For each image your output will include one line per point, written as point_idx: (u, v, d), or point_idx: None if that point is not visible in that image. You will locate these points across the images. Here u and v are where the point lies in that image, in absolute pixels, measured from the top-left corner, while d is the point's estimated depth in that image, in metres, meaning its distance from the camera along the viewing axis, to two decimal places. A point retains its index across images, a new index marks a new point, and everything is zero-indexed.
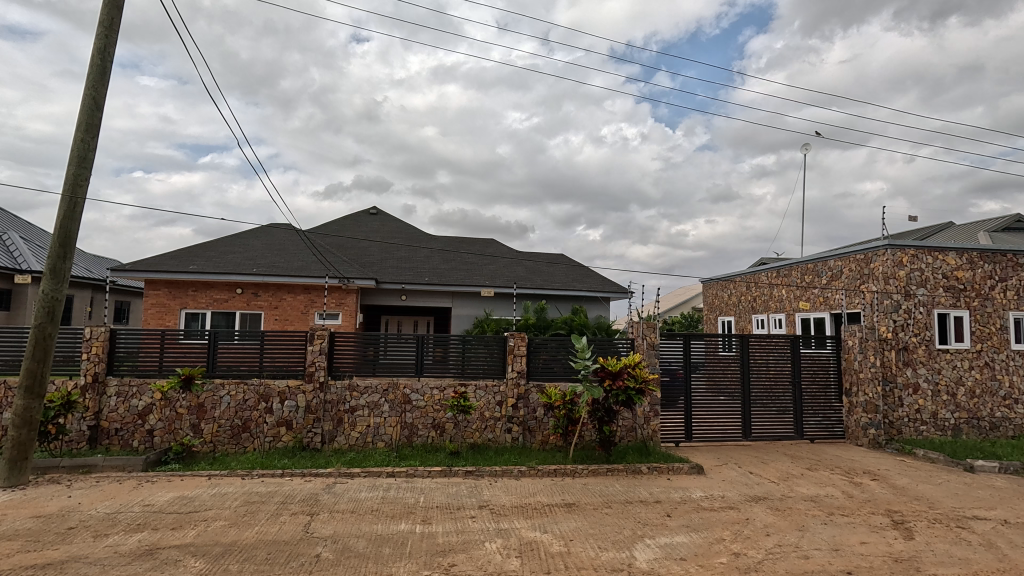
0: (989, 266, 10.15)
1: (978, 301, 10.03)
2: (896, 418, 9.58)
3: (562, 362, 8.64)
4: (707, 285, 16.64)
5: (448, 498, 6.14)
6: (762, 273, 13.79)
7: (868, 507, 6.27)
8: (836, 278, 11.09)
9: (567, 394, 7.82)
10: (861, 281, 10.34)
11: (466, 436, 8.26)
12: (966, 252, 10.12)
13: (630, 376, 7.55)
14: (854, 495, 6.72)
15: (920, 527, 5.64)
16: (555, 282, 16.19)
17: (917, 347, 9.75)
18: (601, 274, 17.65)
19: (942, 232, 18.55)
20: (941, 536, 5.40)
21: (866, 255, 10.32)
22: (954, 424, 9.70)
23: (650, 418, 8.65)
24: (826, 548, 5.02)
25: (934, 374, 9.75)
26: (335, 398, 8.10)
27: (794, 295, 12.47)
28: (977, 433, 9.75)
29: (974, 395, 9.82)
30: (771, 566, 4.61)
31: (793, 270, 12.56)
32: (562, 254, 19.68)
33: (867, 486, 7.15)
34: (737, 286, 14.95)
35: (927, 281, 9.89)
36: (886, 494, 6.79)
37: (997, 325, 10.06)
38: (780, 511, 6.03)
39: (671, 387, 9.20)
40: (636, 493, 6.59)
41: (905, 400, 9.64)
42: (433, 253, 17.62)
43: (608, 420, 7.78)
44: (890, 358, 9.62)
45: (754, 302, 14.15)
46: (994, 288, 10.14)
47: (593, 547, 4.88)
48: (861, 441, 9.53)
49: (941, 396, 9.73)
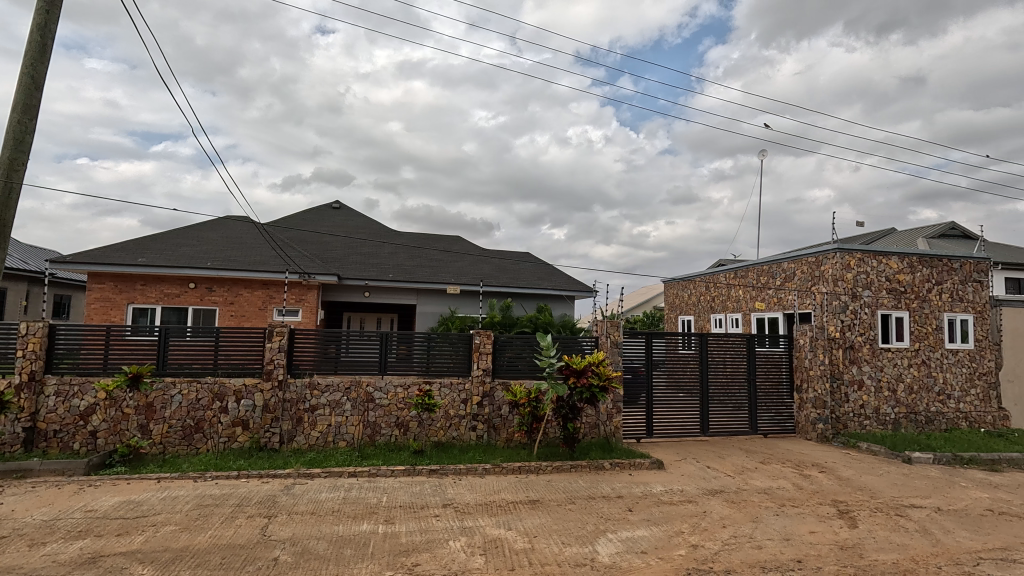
0: (927, 269, 10.81)
1: (917, 302, 10.66)
2: (843, 413, 10.07)
3: (528, 360, 8.70)
4: (669, 285, 17.06)
5: (411, 497, 6.07)
6: (720, 274, 14.22)
7: (816, 497, 6.58)
8: (789, 279, 11.56)
9: (532, 391, 7.86)
10: (812, 282, 10.84)
11: (430, 434, 8.17)
12: (907, 256, 10.74)
13: (593, 374, 7.67)
14: (803, 486, 7.04)
15: (863, 516, 5.96)
16: (520, 280, 16.22)
17: (862, 346, 10.29)
18: (565, 273, 17.82)
19: (886, 238, 19.68)
20: (882, 524, 5.73)
21: (817, 257, 10.81)
22: (894, 418, 10.29)
23: (613, 415, 8.80)
24: (778, 538, 5.24)
25: (877, 371, 10.32)
26: (294, 396, 7.86)
27: (749, 296, 12.93)
28: (914, 426, 10.38)
29: (912, 391, 10.45)
30: (726, 557, 4.77)
31: (749, 271, 12.99)
32: (528, 252, 19.78)
33: (816, 478, 7.49)
34: (697, 286, 15.39)
35: (872, 284, 10.45)
36: (832, 485, 7.15)
37: (933, 325, 10.72)
38: (735, 503, 6.26)
39: (633, 384, 9.38)
40: (598, 488, 6.69)
41: (851, 396, 10.16)
42: (399, 249, 17.38)
43: (572, 417, 7.86)
44: (838, 355, 10.13)
45: (712, 302, 14.61)
46: (931, 290, 10.80)
47: (557, 542, 4.93)
48: (810, 435, 10.02)
49: (883, 392, 10.30)
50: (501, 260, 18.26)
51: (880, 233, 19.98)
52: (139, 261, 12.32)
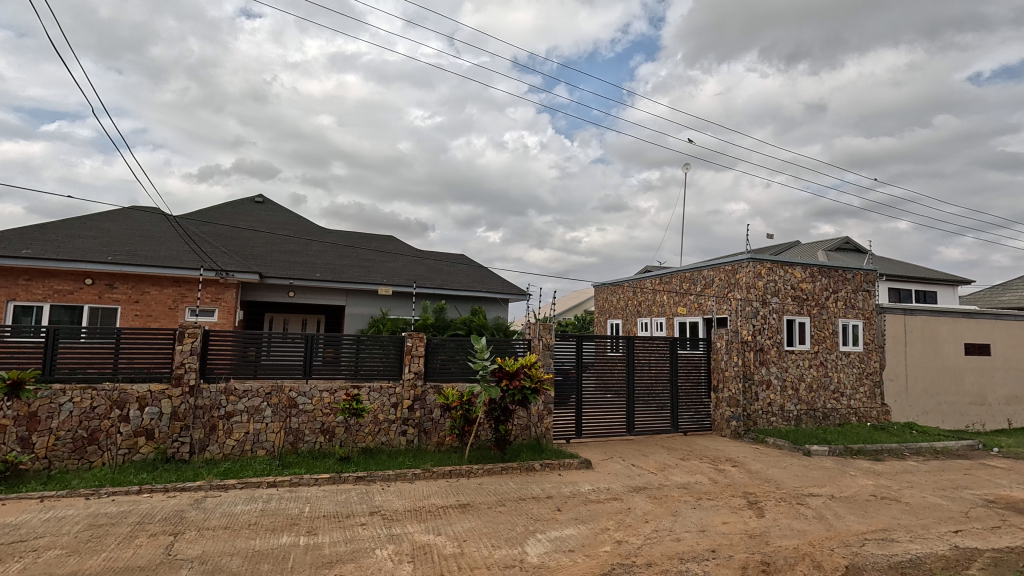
0: (826, 279, 11.94)
1: (817, 309, 11.74)
2: (753, 410, 10.86)
3: (460, 362, 8.64)
4: (599, 290, 17.65)
5: (336, 506, 5.83)
6: (646, 280, 14.89)
7: (728, 490, 7.05)
8: (708, 286, 12.33)
9: (464, 394, 7.82)
10: (729, 289, 11.63)
11: (357, 440, 7.88)
12: (809, 267, 11.80)
13: (525, 376, 7.76)
14: (717, 480, 7.52)
15: (769, 505, 6.46)
16: (455, 282, 16.11)
17: (771, 348, 11.17)
18: (499, 276, 17.92)
19: (792, 249, 21.54)
20: (785, 512, 6.24)
21: (733, 266, 11.61)
22: (796, 414, 11.25)
23: (543, 417, 8.94)
24: (695, 530, 5.55)
25: (783, 372, 11.24)
26: (207, 403, 7.31)
27: (673, 301, 13.64)
28: (813, 422, 11.39)
29: (812, 389, 11.48)
30: (649, 550, 4.99)
31: (672, 278, 13.69)
32: (463, 255, 19.70)
33: (729, 472, 8.03)
34: (625, 291, 16.02)
35: (780, 291, 11.38)
36: (743, 478, 7.69)
37: (830, 330, 11.84)
38: (657, 499, 6.56)
39: (564, 386, 9.59)
40: (528, 489, 6.76)
41: (761, 395, 10.98)
42: (327, 248, 16.69)
43: (503, 420, 7.90)
44: (750, 357, 10.93)
45: (639, 306, 15.27)
46: (829, 298, 11.92)
47: (486, 545, 4.92)
48: (725, 432, 10.73)
49: (788, 391, 11.23)
50: (435, 261, 18.03)
51: (787, 245, 21.83)
52: (23, 252, 10.95)
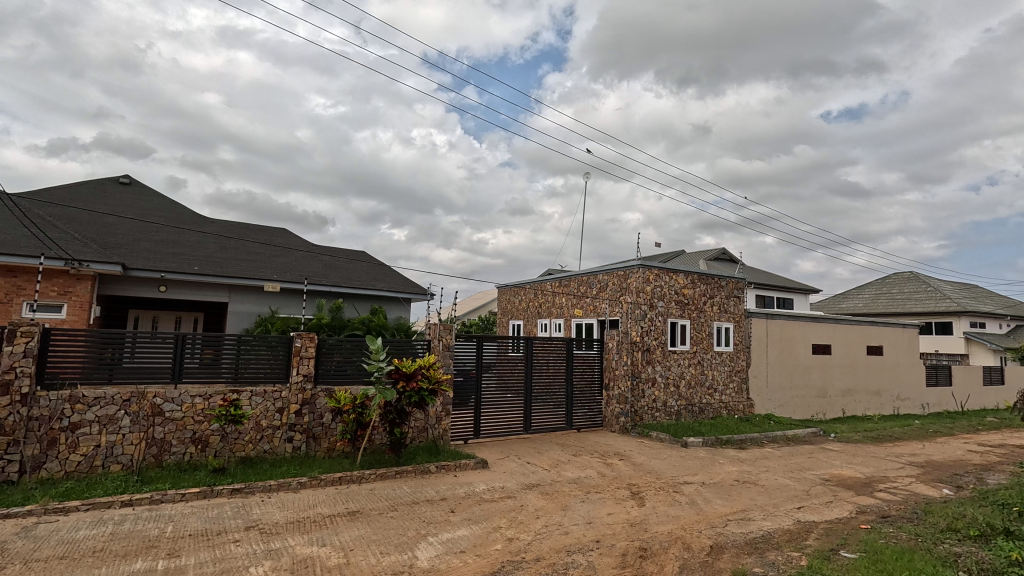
0: (704, 286, 13.14)
1: (696, 312, 12.89)
2: (640, 406, 11.65)
3: (355, 364, 8.28)
4: (502, 291, 17.91)
5: (205, 523, 5.28)
6: (547, 283, 15.37)
7: (614, 482, 7.49)
8: (603, 289, 13.01)
9: (357, 397, 7.49)
10: (621, 293, 12.37)
11: (235, 450, 7.22)
12: (690, 274, 12.92)
13: (423, 377, 7.63)
14: (605, 473, 7.95)
15: (649, 495, 6.95)
16: (354, 280, 15.43)
17: (656, 349, 12.06)
18: (402, 275, 17.47)
19: (677, 258, 23.48)
20: (662, 500, 6.75)
21: (625, 271, 12.38)
22: (677, 409, 12.25)
23: (441, 418, 8.85)
24: (582, 522, 5.81)
25: (666, 370, 12.19)
26: (46, 413, 6.28)
27: (570, 303, 14.20)
28: (691, 416, 12.47)
29: (690, 386, 12.57)
30: (538, 545, 5.13)
31: (570, 281, 14.25)
32: (363, 252, 18.95)
33: (616, 465, 8.53)
34: (527, 293, 16.39)
35: (665, 296, 12.33)
36: (628, 470, 8.20)
37: (707, 332, 13.05)
38: (548, 495, 6.77)
39: (463, 387, 9.57)
40: (423, 492, 6.65)
41: (646, 392, 11.81)
42: (208, 239, 15.17)
43: (399, 422, 7.69)
44: (638, 357, 11.72)
45: (539, 308, 15.71)
46: (706, 303, 13.14)
47: (374, 553, 4.75)
48: (614, 428, 11.39)
49: (670, 388, 12.20)
50: (333, 257, 17.14)
51: (674, 254, 23.75)
52: None
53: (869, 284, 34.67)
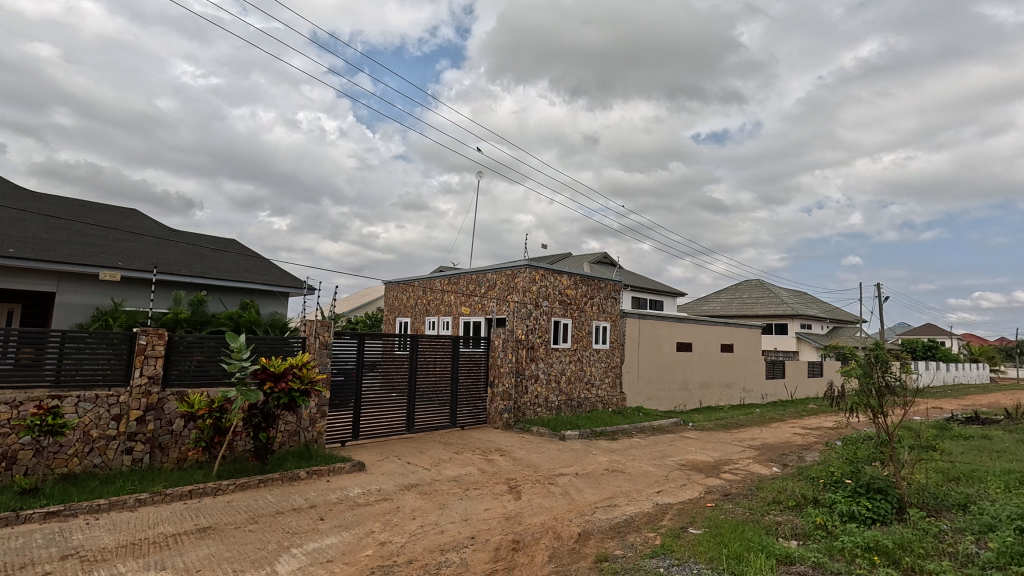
0: (586, 287, 13.88)
1: (577, 312, 13.57)
2: (523, 402, 11.99)
3: (216, 364, 7.48)
4: (389, 287, 17.38)
5: (4, 556, 4.39)
6: (436, 280, 15.19)
7: (493, 478, 7.61)
8: (491, 288, 13.18)
9: (216, 400, 6.75)
10: (508, 292, 12.62)
11: (53, 466, 6.11)
12: (574, 276, 13.56)
13: (294, 377, 7.11)
14: (485, 470, 8.05)
15: (525, 488, 7.17)
16: (220, 271, 13.94)
17: (540, 346, 12.50)
18: (278, 267, 16.17)
19: (564, 260, 24.57)
20: (538, 492, 6.99)
21: (513, 271, 12.65)
22: (557, 404, 12.81)
23: (315, 421, 8.33)
24: (458, 520, 5.81)
25: (548, 367, 12.69)
26: None
27: (459, 301, 14.18)
28: (570, 410, 13.12)
29: (570, 382, 13.21)
30: (411, 547, 5.02)
31: (460, 279, 14.22)
32: (234, 240, 17.22)
33: (496, 461, 8.68)
34: (415, 290, 16.06)
35: (549, 296, 12.82)
36: (508, 465, 8.39)
37: (586, 331, 13.81)
38: (426, 494, 6.68)
39: (342, 387, 9.09)
40: (289, 501, 6.19)
41: (529, 388, 12.19)
42: (30, 216, 12.73)
43: (265, 427, 7.07)
44: (522, 354, 12.05)
45: (427, 305, 15.47)
46: (587, 303, 13.89)
47: (226, 572, 4.30)
48: (497, 424, 11.62)
49: (551, 383, 12.71)
50: (196, 245, 15.34)
51: (561, 255, 24.83)
52: None
53: (726, 289, 39.26)
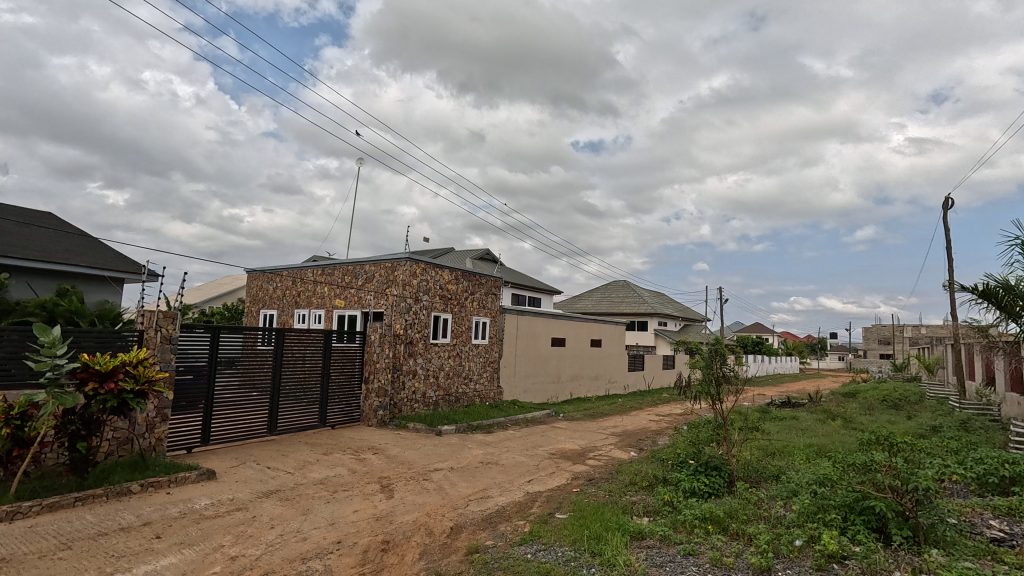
0: (467, 282, 13.93)
1: (458, 307, 13.57)
2: (399, 399, 11.69)
3: (18, 362, 6.17)
4: (252, 276, 15.81)
5: None
6: (307, 270, 14.14)
7: (364, 478, 7.30)
8: (368, 281, 12.62)
9: (15, 405, 5.53)
10: (387, 285, 12.19)
11: None
12: (455, 271, 13.53)
13: (127, 377, 6.13)
14: (356, 470, 7.70)
15: (398, 486, 6.98)
16: (29, 250, 11.52)
17: (418, 341, 12.28)
18: (111, 248, 13.82)
19: (446, 255, 24.46)
20: (411, 489, 6.86)
21: (392, 263, 12.24)
22: (435, 399, 12.70)
23: (154, 426, 7.26)
24: (323, 525, 5.47)
25: (427, 362, 12.52)
26: None
27: (333, 294, 13.36)
28: (448, 405, 13.09)
29: (449, 377, 13.19)
30: (268, 559, 4.61)
31: (334, 270, 13.39)
32: (49, 214, 14.35)
33: (368, 460, 8.34)
34: (283, 280, 14.79)
35: (430, 290, 12.65)
36: (380, 464, 8.11)
37: (466, 326, 13.88)
38: (288, 500, 6.19)
39: (190, 387, 8.04)
40: (117, 520, 5.32)
41: (406, 383, 11.91)
42: None
43: (85, 435, 5.97)
44: (400, 349, 11.74)
45: (297, 297, 14.35)
46: (468, 299, 13.95)
47: None
48: (371, 422, 11.20)
49: (429, 379, 12.56)
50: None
51: (443, 250, 24.67)
52: None
53: (597, 288, 42.16)
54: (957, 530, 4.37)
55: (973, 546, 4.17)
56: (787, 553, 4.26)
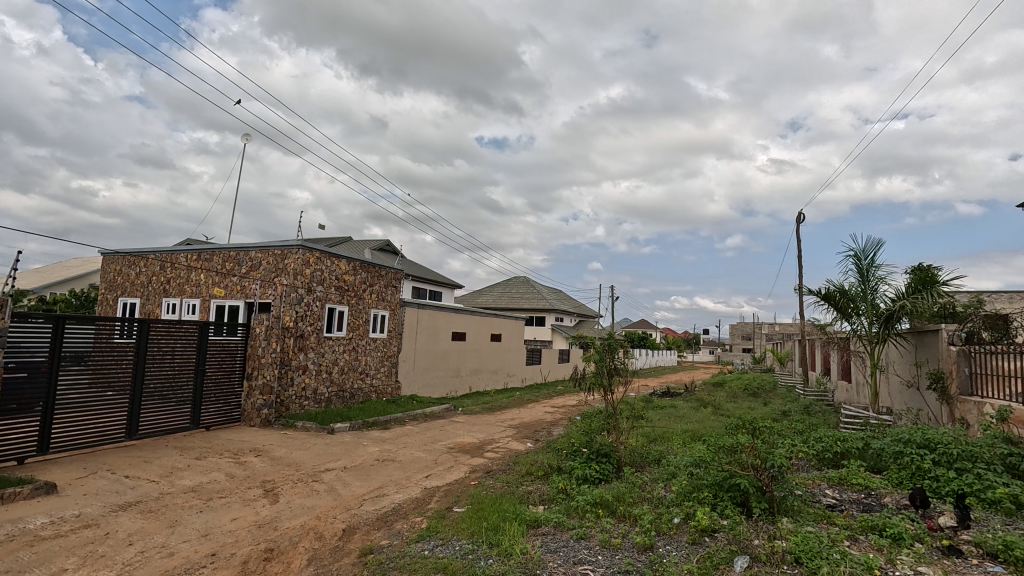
0: (365, 274, 13.34)
1: (355, 299, 12.96)
2: (287, 396, 10.89)
3: None
4: (109, 259, 13.80)
5: None
6: (179, 254, 12.63)
7: (245, 483, 6.70)
8: (254, 268, 11.59)
9: None
10: (276, 274, 11.28)
11: None
12: (353, 261, 12.89)
13: None
14: (235, 474, 7.04)
15: (284, 489, 6.50)
16: None
17: (310, 335, 11.54)
18: None
19: (343, 244, 23.27)
20: (298, 492, 6.42)
21: (283, 251, 11.35)
22: (327, 396, 12.03)
23: None
24: (195, 537, 4.92)
25: (319, 357, 11.81)
26: None
27: (211, 282, 12.07)
28: (341, 402, 12.46)
29: (343, 372, 12.56)
30: None
31: (213, 256, 12.10)
32: None
33: (250, 463, 7.67)
34: (149, 265, 13.06)
35: (324, 280, 11.94)
36: (264, 467, 7.50)
37: (363, 319, 13.30)
38: (151, 513, 5.48)
39: (23, 387, 6.79)
40: None
41: (296, 380, 11.13)
42: None
43: None
44: (289, 343, 10.95)
45: (167, 284, 12.77)
46: (366, 291, 13.37)
47: None
48: (254, 421, 10.37)
49: (321, 374, 11.86)
50: None
51: (340, 239, 23.44)
52: None
53: (498, 284, 42.73)
54: (802, 500, 5.06)
55: (814, 512, 4.86)
56: (667, 530, 4.64)
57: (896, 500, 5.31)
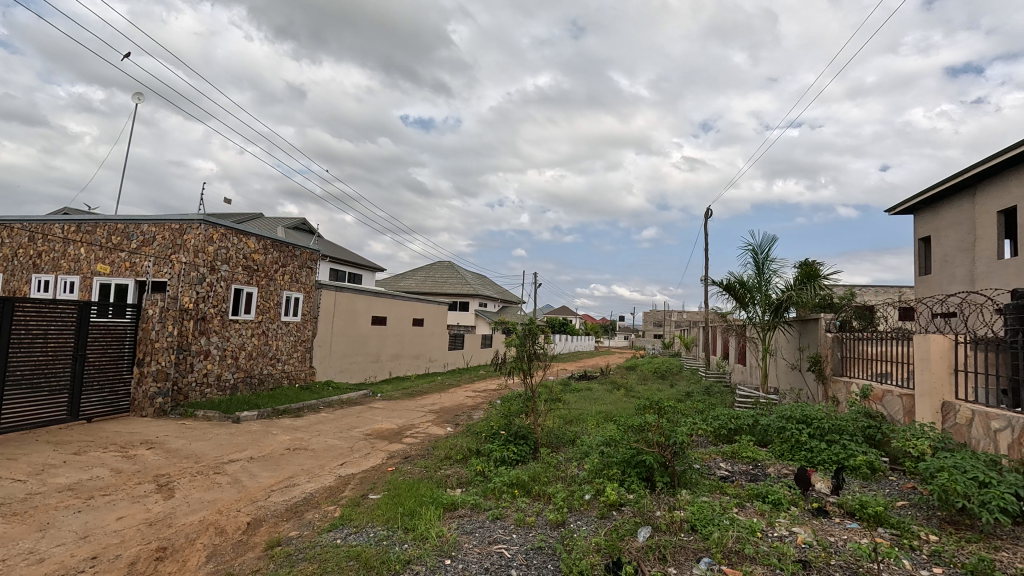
0: (276, 253, 12.51)
1: (265, 280, 12.14)
2: (184, 383, 10.05)
3: None
4: None
5: None
6: (54, 224, 11.09)
7: (134, 478, 6.11)
8: (146, 244, 10.47)
9: None
10: (172, 250, 10.28)
11: None
12: (262, 239, 12.04)
13: None
14: (122, 470, 6.39)
15: (181, 484, 6.01)
16: None
17: (213, 318, 10.70)
18: None
19: (254, 220, 21.70)
20: (198, 486, 5.97)
21: (181, 225, 10.35)
22: (232, 383, 11.24)
23: None
24: (71, 540, 4.43)
25: (223, 341, 10.98)
26: None
27: (93, 257, 10.75)
28: (248, 389, 11.69)
29: (251, 357, 11.77)
30: None
31: (96, 228, 10.76)
32: None
33: (140, 456, 7.00)
34: (15, 236, 11.38)
35: (230, 259, 11.08)
36: (156, 460, 6.88)
37: (274, 301, 12.51)
38: (16, 516, 4.85)
39: None
40: None
41: (195, 366, 10.29)
42: None
43: None
44: (187, 327, 10.09)
45: (37, 259, 11.20)
46: (277, 271, 12.57)
47: None
48: (146, 411, 9.45)
49: (226, 360, 11.05)
50: None
51: (250, 215, 21.83)
52: None
53: (422, 268, 42.04)
54: (699, 473, 5.51)
55: (709, 483, 5.31)
56: (579, 506, 4.86)
57: (777, 470, 5.94)
